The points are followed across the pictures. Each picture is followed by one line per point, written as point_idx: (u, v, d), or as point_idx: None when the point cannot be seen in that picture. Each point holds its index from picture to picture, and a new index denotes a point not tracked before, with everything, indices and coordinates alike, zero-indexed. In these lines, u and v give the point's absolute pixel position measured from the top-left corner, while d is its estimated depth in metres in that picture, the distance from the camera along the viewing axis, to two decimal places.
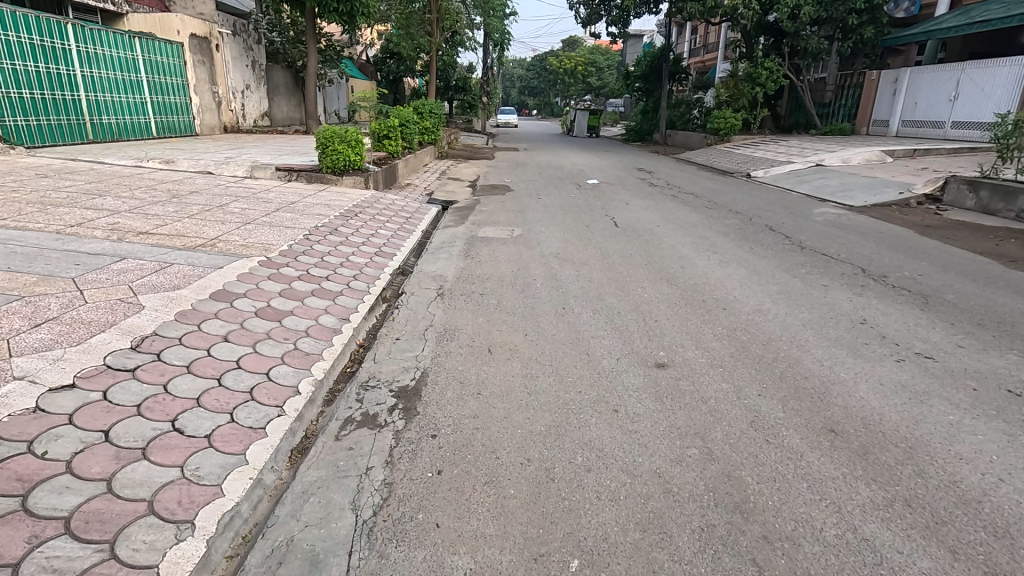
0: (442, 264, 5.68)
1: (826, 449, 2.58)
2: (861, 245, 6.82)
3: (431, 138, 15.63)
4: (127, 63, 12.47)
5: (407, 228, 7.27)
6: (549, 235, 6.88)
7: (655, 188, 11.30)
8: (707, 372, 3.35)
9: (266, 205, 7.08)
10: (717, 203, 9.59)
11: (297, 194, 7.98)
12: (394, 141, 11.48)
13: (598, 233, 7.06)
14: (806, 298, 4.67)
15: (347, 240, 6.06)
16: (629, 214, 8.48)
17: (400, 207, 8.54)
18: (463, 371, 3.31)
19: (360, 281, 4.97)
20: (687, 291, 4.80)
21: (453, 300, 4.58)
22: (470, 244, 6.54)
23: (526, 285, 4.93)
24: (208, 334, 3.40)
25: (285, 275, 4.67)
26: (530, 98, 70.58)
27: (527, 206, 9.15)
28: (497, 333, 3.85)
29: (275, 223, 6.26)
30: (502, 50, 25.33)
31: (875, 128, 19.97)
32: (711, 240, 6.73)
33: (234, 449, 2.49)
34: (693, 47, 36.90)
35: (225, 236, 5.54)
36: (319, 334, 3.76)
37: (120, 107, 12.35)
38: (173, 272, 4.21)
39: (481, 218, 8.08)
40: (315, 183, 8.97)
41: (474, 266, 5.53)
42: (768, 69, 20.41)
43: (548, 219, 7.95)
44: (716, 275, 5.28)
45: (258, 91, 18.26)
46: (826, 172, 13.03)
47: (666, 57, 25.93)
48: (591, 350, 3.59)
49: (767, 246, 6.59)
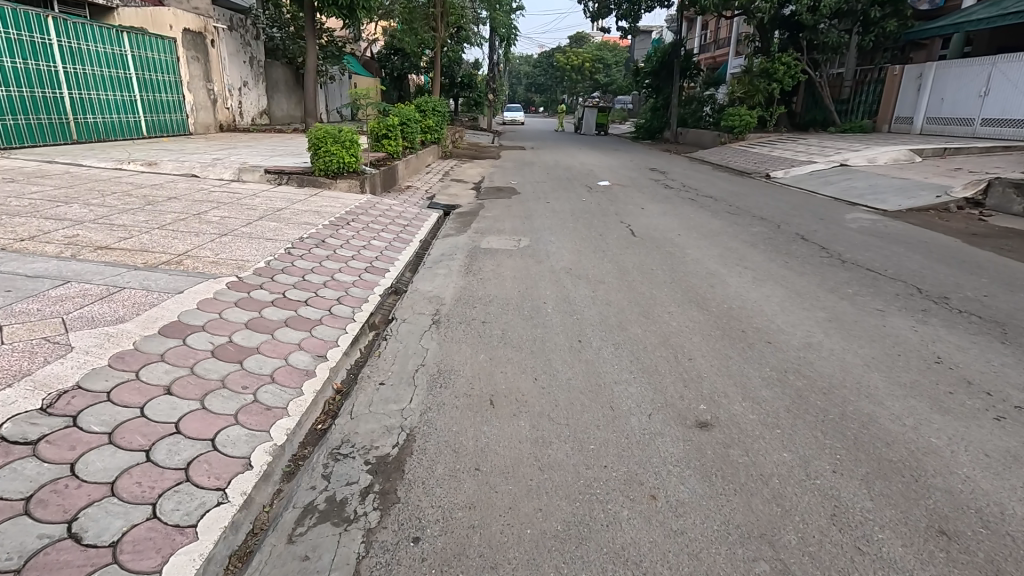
0: (440, 282, 5.04)
1: (940, 565, 1.92)
2: (908, 256, 6.13)
3: (433, 137, 14.99)
4: (115, 59, 11.87)
5: (404, 237, 6.65)
6: (559, 246, 6.24)
7: (670, 191, 10.64)
8: (760, 434, 2.69)
9: (249, 213, 6.47)
10: (740, 208, 8.92)
11: (286, 199, 7.37)
12: (394, 141, 10.86)
13: (613, 243, 6.41)
14: (863, 328, 4.00)
15: (334, 254, 5.43)
16: (646, 221, 7.81)
17: (397, 212, 7.92)
18: (458, 434, 2.67)
19: (344, 305, 4.33)
20: (722, 318, 4.14)
21: (450, 330, 3.94)
22: (471, 257, 5.89)
23: (535, 309, 4.28)
24: (145, 385, 2.77)
25: (256, 300, 4.04)
26: (536, 96, 69.84)
27: (534, 211, 8.49)
28: (501, 377, 3.21)
29: (254, 234, 5.63)
30: (509, 46, 24.65)
31: (896, 126, 19.19)
32: (739, 253, 6.07)
33: (148, 563, 1.86)
34: (704, 43, 36.16)
35: (195, 251, 4.92)
36: (286, 380, 3.13)
37: (107, 106, 11.74)
38: (121, 300, 3.59)
39: (485, 226, 7.44)
40: (307, 186, 8.35)
41: (476, 285, 4.90)
42: (785, 64, 19.58)
43: (558, 227, 7.31)
44: (752, 296, 4.62)
45: (256, 88, 17.70)
46: (851, 172, 12.31)
47: (677, 52, 25.19)
48: (614, 403, 2.94)
49: (803, 260, 5.91)
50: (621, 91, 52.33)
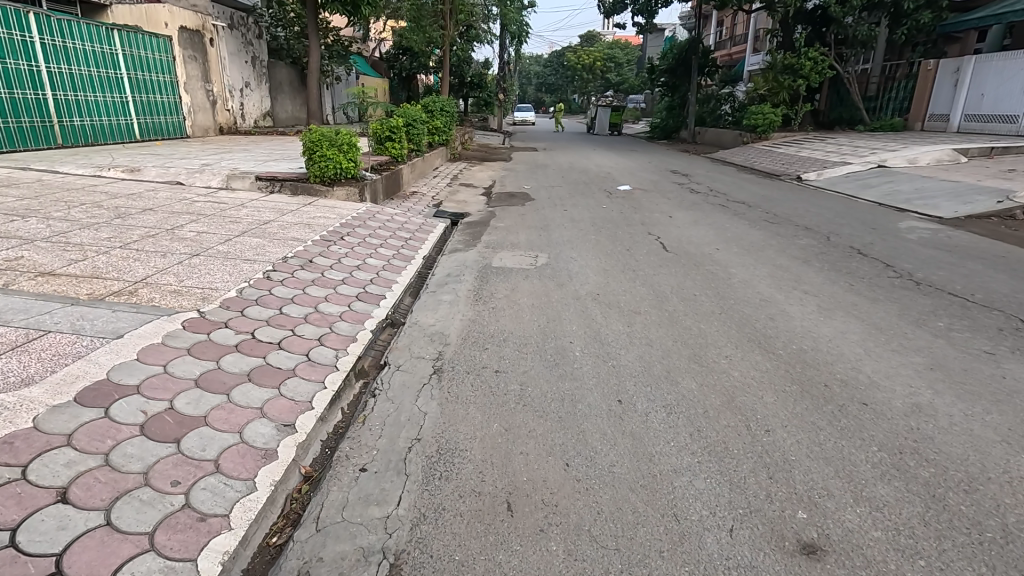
0: (443, 314, 4.25)
1: None
2: (990, 275, 5.26)
3: (441, 139, 14.25)
4: (104, 58, 11.24)
5: (405, 253, 5.87)
6: (583, 264, 5.44)
7: (697, 196, 9.82)
8: (897, 571, 1.88)
9: (230, 227, 5.73)
10: (779, 216, 8.08)
11: (276, 211, 6.63)
12: (398, 143, 10.06)
13: (644, 261, 5.58)
14: (977, 380, 3.15)
15: (323, 277, 4.68)
16: (678, 232, 6.97)
17: (400, 223, 7.15)
18: (465, 567, 1.89)
19: (325, 347, 3.53)
20: (796, 366, 3.32)
21: (454, 383, 3.14)
22: (482, 278, 5.11)
23: (559, 354, 3.47)
24: (31, 490, 2.00)
25: (215, 344, 3.27)
26: (546, 95, 68.96)
27: (551, 220, 7.69)
28: (521, 463, 2.42)
29: (230, 253, 4.87)
30: (520, 44, 23.79)
31: (930, 124, 18.17)
32: (792, 272, 5.23)
33: None
34: (721, 39, 35.03)
35: (154, 277, 4.16)
36: (236, 467, 2.35)
37: (96, 108, 11.07)
38: (38, 351, 2.84)
39: (497, 239, 6.64)
40: (301, 195, 7.58)
41: (486, 317, 4.11)
42: (812, 59, 18.56)
43: (579, 240, 6.50)
44: (823, 333, 3.80)
45: (258, 89, 17.04)
46: (893, 174, 11.35)
47: (695, 48, 24.21)
48: (678, 512, 2.15)
49: (869, 282, 5.04)
50: (634, 91, 51.34)
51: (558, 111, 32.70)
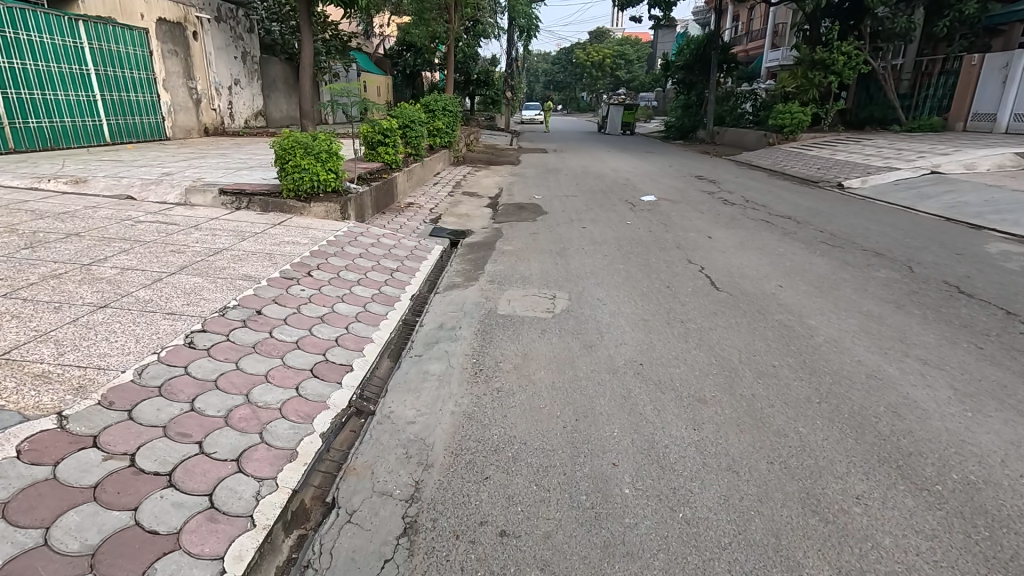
0: (430, 400, 3.05)
1: None
2: None
3: (444, 141, 13.03)
4: (66, 53, 10.11)
5: (389, 293, 4.67)
6: (615, 312, 4.22)
7: (734, 208, 8.60)
8: None
9: (168, 259, 4.56)
10: (839, 236, 6.85)
11: (236, 234, 5.46)
12: (392, 148, 8.89)
13: (692, 307, 4.35)
14: None
15: (269, 339, 3.48)
16: (724, 259, 5.73)
17: (390, 245, 5.99)
18: None
19: (244, 478, 2.32)
20: (981, 529, 2.08)
21: (435, 564, 1.95)
22: (484, 332, 3.92)
23: (600, 495, 2.26)
24: None
25: (58, 487, 2.06)
26: (555, 93, 67.69)
27: (569, 241, 6.50)
28: None
29: (150, 303, 3.68)
30: (529, 38, 22.45)
31: (974, 123, 16.80)
32: (892, 327, 3.99)
33: None
34: (736, 35, 34.03)
35: (23, 348, 2.97)
36: None
37: (57, 107, 9.94)
38: None
39: (504, 268, 5.44)
40: (272, 212, 6.42)
41: (489, 407, 2.92)
42: (845, 54, 17.06)
43: (603, 271, 5.28)
44: (988, 447, 2.57)
45: (250, 87, 15.96)
46: (953, 182, 10.05)
47: (714, 43, 22.88)
48: None
49: (998, 340, 3.80)
50: (644, 87, 49.98)
51: (546, 109, 30.79)
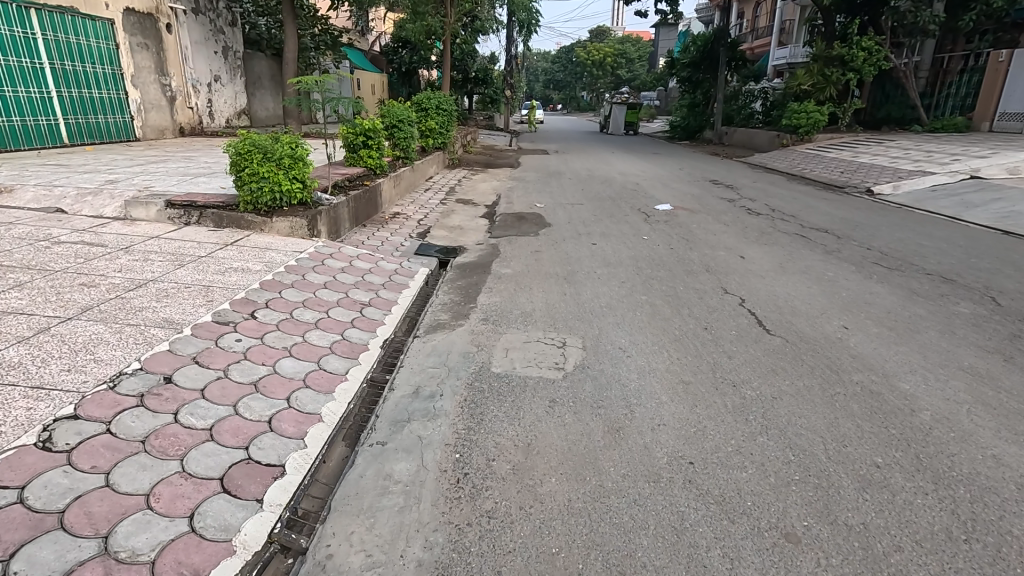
0: (389, 536, 2.05)
1: None
2: None
3: (438, 142, 12.03)
4: (14, 45, 9.13)
5: (354, 339, 3.66)
6: (644, 371, 3.23)
7: (762, 219, 7.63)
8: None
9: (70, 297, 3.57)
10: (891, 255, 5.88)
11: (172, 259, 4.47)
12: (375, 150, 7.90)
13: (743, 361, 3.37)
14: None
15: (170, 427, 2.48)
16: (766, 288, 4.75)
17: (365, 270, 4.99)
18: None
19: None
20: None
21: None
22: (472, 403, 2.92)
23: None
24: None
25: None
26: (556, 92, 66.78)
27: (578, 262, 5.51)
28: None
29: (11, 370, 2.68)
30: (529, 33, 21.27)
31: (1001, 123, 15.87)
32: (1014, 394, 3.00)
33: None
34: (741, 33, 33.19)
35: None
36: None
37: (5, 105, 8.97)
38: None
39: (500, 301, 4.46)
40: (227, 227, 5.44)
41: (474, 556, 1.94)
42: (865, 49, 16.06)
43: (623, 305, 4.30)
44: None
45: (232, 84, 14.95)
46: (998, 188, 9.09)
47: (723, 40, 21.75)
48: None
49: None
50: (646, 86, 48.96)
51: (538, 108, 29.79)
